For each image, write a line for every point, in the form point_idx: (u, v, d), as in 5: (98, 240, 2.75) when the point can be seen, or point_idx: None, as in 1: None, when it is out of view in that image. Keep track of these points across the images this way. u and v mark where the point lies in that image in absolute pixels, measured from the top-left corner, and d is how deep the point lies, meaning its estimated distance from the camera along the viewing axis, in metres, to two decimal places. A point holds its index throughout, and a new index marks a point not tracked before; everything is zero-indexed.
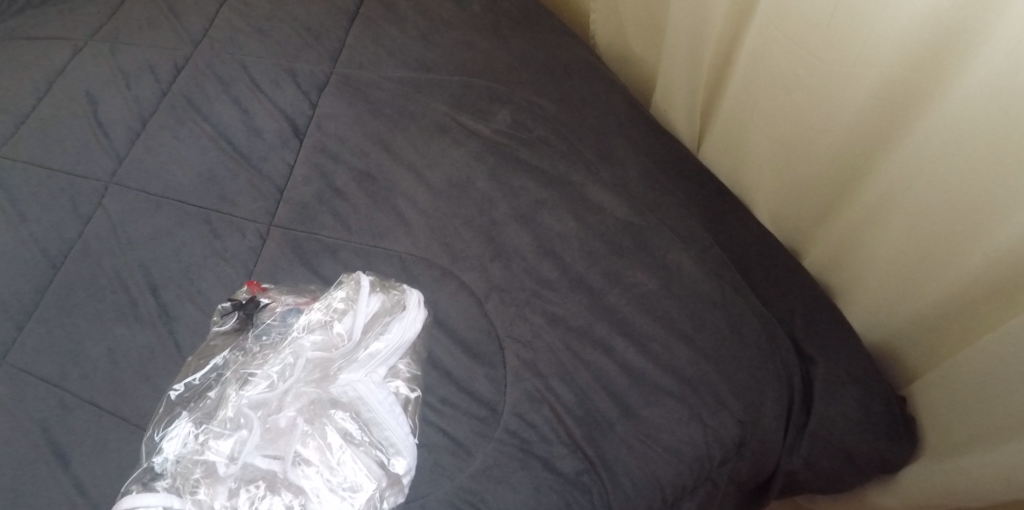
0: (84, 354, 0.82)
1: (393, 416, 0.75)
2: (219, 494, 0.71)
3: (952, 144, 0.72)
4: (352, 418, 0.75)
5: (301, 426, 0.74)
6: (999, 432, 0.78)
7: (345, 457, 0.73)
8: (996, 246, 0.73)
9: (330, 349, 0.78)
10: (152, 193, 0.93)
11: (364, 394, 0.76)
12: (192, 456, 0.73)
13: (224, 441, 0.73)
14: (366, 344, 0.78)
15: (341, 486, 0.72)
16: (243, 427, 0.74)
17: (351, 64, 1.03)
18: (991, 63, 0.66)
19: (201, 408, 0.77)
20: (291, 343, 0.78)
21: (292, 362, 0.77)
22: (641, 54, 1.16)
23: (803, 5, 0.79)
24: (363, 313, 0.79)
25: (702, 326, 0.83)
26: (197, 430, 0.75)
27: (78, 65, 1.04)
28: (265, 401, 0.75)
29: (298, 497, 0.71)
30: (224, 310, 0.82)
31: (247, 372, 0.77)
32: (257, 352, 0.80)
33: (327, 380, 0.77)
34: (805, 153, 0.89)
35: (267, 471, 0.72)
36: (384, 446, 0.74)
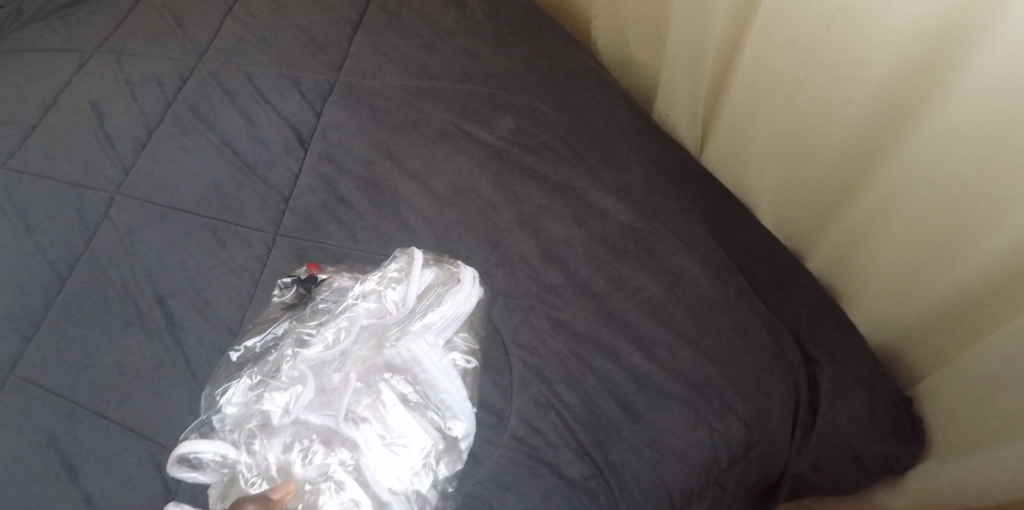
0: (91, 365, 0.83)
1: (448, 379, 0.76)
2: (275, 446, 0.73)
3: (954, 144, 0.72)
4: (406, 378, 0.78)
5: (354, 383, 0.77)
6: (1007, 431, 0.78)
7: (401, 413, 0.75)
8: (1000, 246, 0.73)
9: (383, 317, 0.81)
10: (158, 203, 0.93)
11: (419, 356, 0.78)
12: (250, 407, 0.76)
13: (280, 394, 0.76)
14: (422, 312, 0.81)
15: (395, 441, 0.74)
16: (299, 383, 0.77)
17: (354, 73, 1.03)
18: (991, 65, 0.66)
19: (259, 367, 0.79)
20: (347, 307, 0.81)
21: (347, 326, 0.80)
22: (641, 59, 1.16)
23: (802, 10, 0.79)
24: (417, 282, 0.82)
25: (707, 330, 0.83)
26: (253, 385, 0.78)
27: (84, 77, 1.05)
28: (321, 360, 0.79)
29: (353, 451, 0.73)
30: (284, 284, 0.84)
31: (304, 335, 0.81)
32: (313, 317, 0.82)
33: (381, 345, 0.80)
34: (806, 156, 0.89)
35: (322, 425, 0.75)
36: (440, 409, 0.76)
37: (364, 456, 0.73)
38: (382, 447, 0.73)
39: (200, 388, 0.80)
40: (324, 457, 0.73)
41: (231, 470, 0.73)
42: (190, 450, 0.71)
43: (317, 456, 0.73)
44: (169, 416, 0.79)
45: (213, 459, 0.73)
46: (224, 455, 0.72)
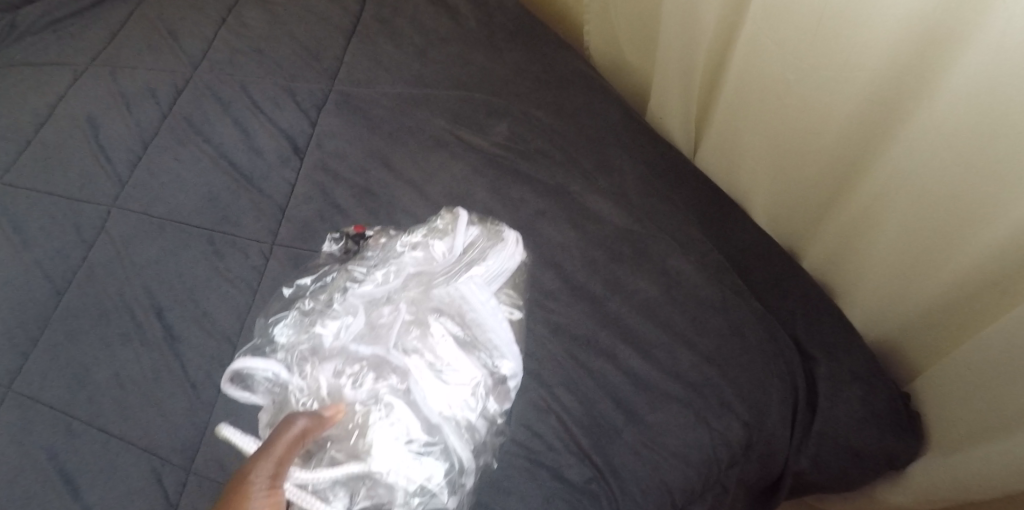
0: (91, 378, 0.83)
1: (495, 320, 0.79)
2: (326, 370, 0.77)
3: (944, 142, 0.73)
4: (455, 318, 0.80)
5: (403, 317, 0.80)
6: (1004, 422, 0.79)
7: (450, 346, 0.78)
8: (992, 240, 0.74)
9: (429, 264, 0.85)
10: (155, 215, 0.93)
11: (464, 297, 0.80)
12: (303, 334, 0.81)
13: (332, 323, 0.81)
14: (468, 258, 0.83)
15: (444, 371, 0.76)
16: (350, 315, 0.81)
17: (349, 82, 1.04)
18: (976, 64, 0.67)
19: (307, 302, 0.84)
20: (395, 254, 0.85)
21: (394, 270, 0.84)
22: (634, 63, 1.17)
23: (792, 12, 0.80)
24: (462, 236, 0.85)
25: (704, 330, 0.84)
26: (305, 317, 0.82)
27: (79, 90, 1.05)
28: (373, 297, 0.83)
29: (403, 378, 0.76)
30: (334, 239, 0.89)
31: (354, 277, 0.85)
32: (360, 261, 0.86)
33: (428, 289, 0.82)
34: (799, 155, 0.90)
35: (373, 354, 0.77)
36: (488, 349, 0.78)
37: (413, 382, 0.75)
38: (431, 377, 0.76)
39: (200, 400, 0.80)
40: (375, 382, 0.75)
41: (283, 390, 0.76)
42: (248, 366, 0.76)
43: (367, 381, 0.75)
44: (170, 429, 0.79)
45: (266, 378, 0.77)
46: (279, 374, 0.76)
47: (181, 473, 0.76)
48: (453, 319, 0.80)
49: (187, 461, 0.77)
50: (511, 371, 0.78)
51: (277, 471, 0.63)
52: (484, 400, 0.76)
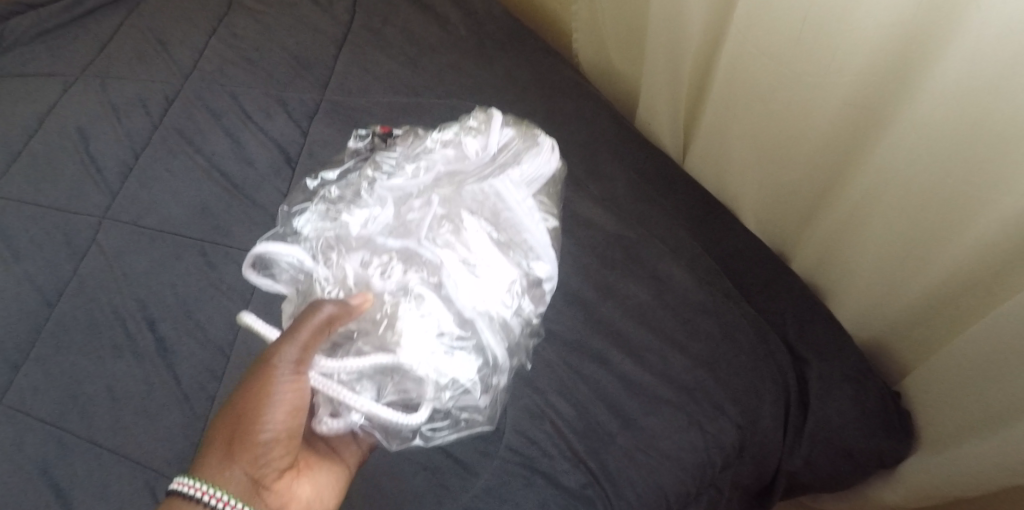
0: (83, 391, 0.82)
1: (531, 219, 0.82)
2: (354, 259, 0.77)
3: (925, 145, 0.74)
4: (490, 216, 0.82)
5: (435, 211, 0.82)
6: (994, 418, 0.80)
7: (481, 240, 0.80)
8: (976, 239, 0.75)
9: (461, 161, 0.88)
10: (146, 226, 0.93)
11: (496, 194, 0.83)
12: (328, 223, 0.81)
13: (359, 212, 0.82)
14: (502, 161, 0.87)
15: (476, 264, 0.78)
16: (379, 205, 0.83)
17: (340, 91, 1.04)
18: (955, 68, 0.68)
19: (330, 196, 0.86)
20: (428, 153, 0.88)
21: (426, 167, 0.86)
22: (622, 71, 1.17)
23: (773, 19, 0.80)
24: (495, 136, 0.89)
25: (696, 334, 0.85)
26: (329, 211, 0.83)
27: (68, 101, 1.04)
28: (404, 189, 0.85)
29: (434, 268, 0.77)
30: (360, 136, 0.96)
31: (385, 172, 0.87)
32: (388, 160, 0.88)
33: (460, 186, 0.85)
34: (786, 159, 0.91)
35: (402, 245, 0.78)
36: (524, 249, 0.82)
37: (446, 276, 0.76)
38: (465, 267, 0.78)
39: (194, 412, 0.80)
40: (404, 273, 0.76)
41: (308, 278, 0.77)
42: (274, 253, 0.76)
43: (396, 272, 0.76)
44: (163, 440, 0.78)
45: (291, 265, 0.77)
46: (303, 262, 0.76)
47: None
48: (485, 218, 0.82)
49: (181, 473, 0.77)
50: (545, 273, 0.82)
51: (301, 362, 0.66)
52: (519, 297, 0.79)
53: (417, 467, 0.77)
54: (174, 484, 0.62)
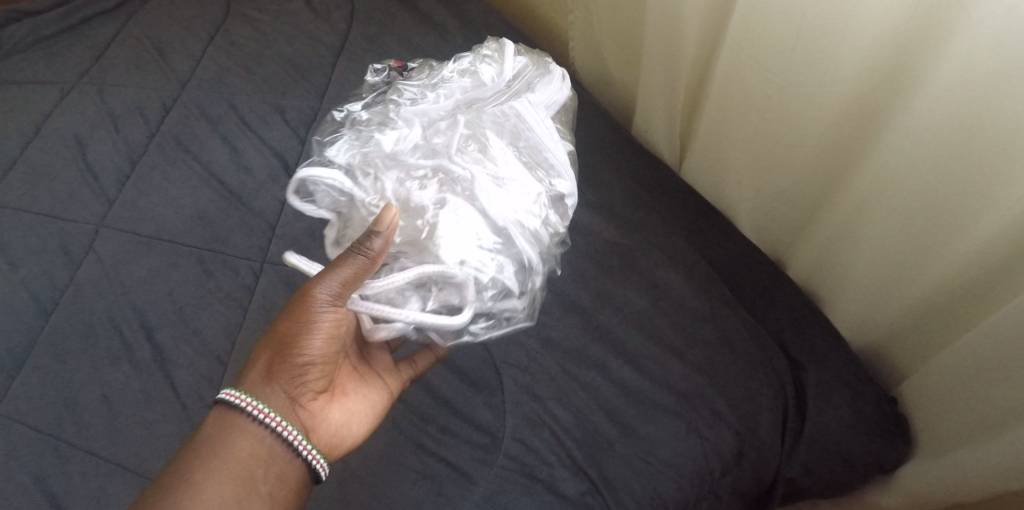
0: (80, 400, 0.82)
1: (552, 139, 0.83)
2: (390, 175, 0.79)
3: (920, 153, 0.75)
4: (511, 134, 0.84)
5: (461, 128, 0.82)
6: (990, 424, 0.80)
7: (508, 158, 0.81)
8: (971, 246, 0.75)
9: (480, 88, 0.88)
10: (143, 234, 0.93)
11: (516, 109, 0.84)
12: (361, 145, 0.82)
13: (389, 133, 0.83)
14: (516, 88, 0.89)
15: (504, 178, 0.79)
16: (407, 126, 0.84)
17: (337, 99, 1.04)
18: (950, 79, 0.68)
19: (360, 121, 0.87)
20: (446, 81, 0.89)
21: (447, 94, 0.87)
22: (618, 79, 1.18)
23: (768, 29, 0.81)
24: (510, 65, 0.90)
25: (694, 341, 0.85)
26: (360, 133, 0.84)
27: (65, 109, 1.04)
28: (428, 112, 0.85)
29: (466, 179, 0.78)
30: (376, 69, 1.01)
31: (408, 99, 0.88)
32: (408, 88, 0.90)
33: (482, 108, 0.86)
34: (781, 166, 0.91)
35: (434, 164, 0.79)
36: (546, 168, 0.83)
37: (477, 188, 0.77)
38: (495, 179, 0.79)
39: (191, 421, 0.80)
40: (438, 189, 0.77)
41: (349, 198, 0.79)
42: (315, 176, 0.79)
43: (430, 186, 0.77)
44: (161, 450, 0.78)
45: (332, 187, 0.80)
46: (343, 185, 0.79)
47: None
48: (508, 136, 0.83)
49: None
50: (567, 189, 0.84)
51: (342, 295, 0.69)
52: (547, 209, 0.81)
53: (416, 476, 0.77)
54: (222, 393, 0.68)
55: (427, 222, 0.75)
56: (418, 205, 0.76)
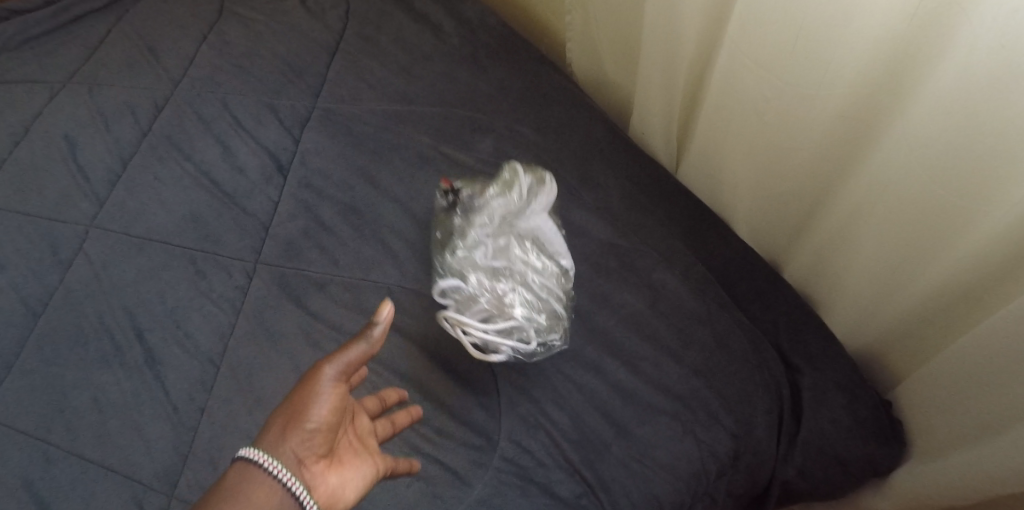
0: (69, 403, 0.81)
1: (557, 241, 0.86)
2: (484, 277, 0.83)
3: (918, 156, 0.75)
4: (531, 246, 0.86)
5: (499, 250, 0.85)
6: (985, 427, 0.80)
7: (540, 253, 0.86)
8: (969, 250, 0.75)
9: (503, 205, 0.88)
10: (134, 235, 0.92)
11: (548, 229, 0.86)
12: (464, 258, 0.85)
13: (474, 251, 0.85)
14: (523, 193, 0.88)
15: (540, 269, 0.85)
16: (481, 246, 0.85)
17: (332, 99, 1.03)
18: (948, 82, 0.68)
19: (446, 249, 0.87)
20: (475, 210, 0.88)
21: (480, 225, 0.87)
22: (615, 79, 1.18)
23: (768, 30, 0.80)
24: (513, 175, 0.89)
25: (690, 343, 0.85)
26: (456, 255, 0.85)
27: (55, 108, 1.03)
28: (480, 241, 0.86)
29: (522, 277, 0.84)
30: (438, 201, 0.92)
31: (460, 227, 0.88)
32: (459, 218, 0.89)
33: (508, 229, 0.87)
34: (779, 169, 0.91)
35: (505, 260, 0.84)
36: (556, 258, 0.86)
37: (523, 279, 0.83)
38: (546, 286, 0.83)
39: (183, 423, 0.79)
40: (498, 286, 0.82)
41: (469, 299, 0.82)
42: (443, 287, 0.82)
43: (507, 277, 0.83)
44: (152, 453, 0.77)
45: (456, 293, 0.82)
46: (461, 288, 0.82)
47: (163, 498, 0.75)
48: (545, 250, 0.86)
49: (169, 486, 0.75)
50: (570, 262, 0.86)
51: (346, 370, 0.68)
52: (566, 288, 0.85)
53: (410, 478, 0.76)
54: (240, 453, 0.63)
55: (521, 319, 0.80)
56: (511, 312, 0.80)
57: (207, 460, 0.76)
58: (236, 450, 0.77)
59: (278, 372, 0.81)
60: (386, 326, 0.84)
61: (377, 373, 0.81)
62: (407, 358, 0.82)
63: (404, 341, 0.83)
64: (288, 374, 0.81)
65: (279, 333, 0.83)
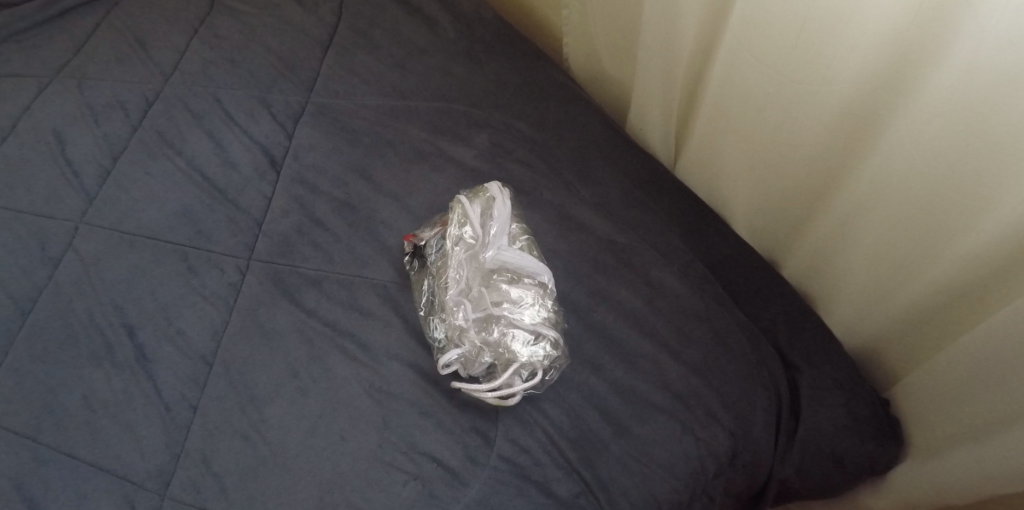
0: (59, 402, 0.79)
1: (522, 257, 0.82)
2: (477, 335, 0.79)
3: (920, 153, 0.74)
4: (511, 281, 0.82)
5: (485, 292, 0.82)
6: (984, 427, 0.80)
7: (518, 282, 0.82)
8: (970, 249, 0.75)
9: (473, 250, 0.84)
10: (125, 231, 0.90)
11: (512, 254, 0.82)
12: (449, 323, 0.81)
13: (457, 312, 0.81)
14: (484, 236, 0.84)
15: (520, 299, 0.81)
16: (462, 304, 0.81)
17: (326, 93, 1.02)
18: (952, 79, 0.68)
19: (436, 308, 0.83)
20: (449, 265, 0.84)
21: (459, 279, 0.83)
22: (612, 74, 1.17)
23: (770, 25, 0.79)
24: (473, 218, 0.85)
25: (689, 340, 0.84)
26: (444, 320, 0.81)
27: (44, 102, 1.01)
28: (463, 294, 0.82)
29: (513, 318, 0.80)
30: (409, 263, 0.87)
31: (441, 283, 0.84)
32: (435, 276, 0.85)
33: (485, 273, 0.83)
34: (779, 166, 0.90)
35: (489, 312, 0.80)
36: (530, 279, 0.82)
37: (511, 318, 0.80)
38: (529, 314, 0.80)
39: (175, 423, 0.77)
40: (491, 336, 0.79)
41: (469, 359, 0.78)
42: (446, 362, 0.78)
43: (498, 329, 0.79)
44: (143, 453, 0.76)
45: (456, 359, 0.78)
46: (461, 356, 0.78)
47: (155, 498, 0.74)
48: (518, 277, 0.83)
49: (161, 486, 0.74)
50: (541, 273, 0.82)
51: None
52: (541, 303, 0.81)
53: (406, 477, 0.74)
54: None
55: (516, 358, 0.77)
56: (507, 361, 0.78)
57: (200, 459, 0.75)
58: (230, 450, 0.76)
59: (272, 370, 0.80)
60: (382, 323, 0.83)
61: (373, 370, 0.80)
62: (404, 355, 0.81)
63: (400, 338, 0.82)
64: (282, 372, 0.80)
65: (273, 330, 0.82)
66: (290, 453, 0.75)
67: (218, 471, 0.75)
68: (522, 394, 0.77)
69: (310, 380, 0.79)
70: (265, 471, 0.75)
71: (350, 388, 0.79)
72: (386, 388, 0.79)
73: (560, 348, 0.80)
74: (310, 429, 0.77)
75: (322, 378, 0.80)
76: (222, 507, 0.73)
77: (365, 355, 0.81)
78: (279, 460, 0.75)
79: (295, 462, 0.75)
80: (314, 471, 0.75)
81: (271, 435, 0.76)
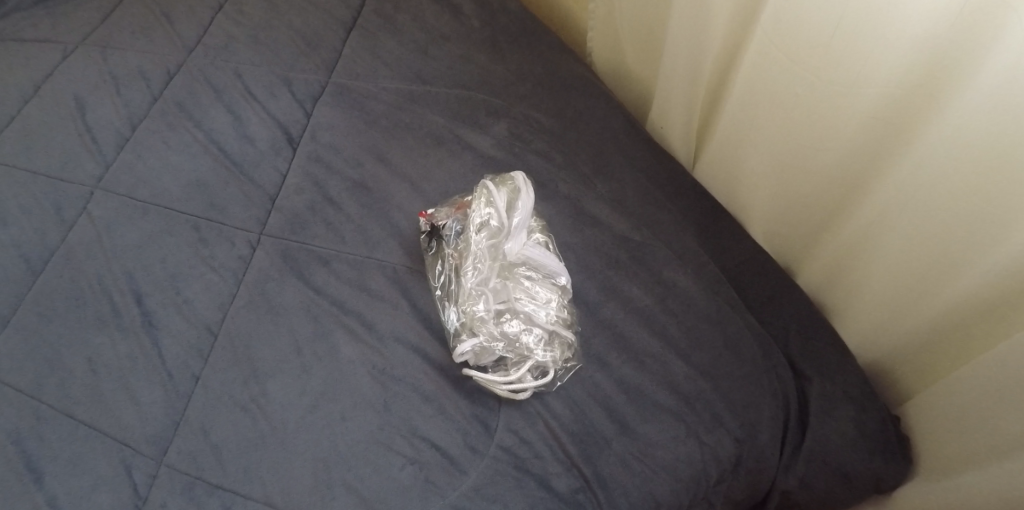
0: (63, 362, 0.79)
1: (546, 258, 0.82)
2: (495, 326, 0.79)
3: (951, 162, 0.72)
4: (531, 278, 0.83)
5: (501, 284, 0.82)
6: (995, 450, 0.77)
7: (536, 280, 0.82)
8: (994, 265, 0.73)
9: (497, 240, 0.83)
10: (139, 198, 0.90)
11: (536, 252, 0.82)
12: (467, 313, 0.80)
13: (475, 303, 0.80)
14: (508, 227, 0.83)
15: (539, 298, 0.81)
16: (482, 294, 0.81)
17: (347, 74, 1.02)
18: (989, 87, 0.66)
19: (452, 295, 0.83)
20: (472, 251, 0.83)
21: (479, 267, 0.82)
22: (638, 71, 1.16)
23: (804, 25, 0.78)
24: (501, 208, 0.84)
25: (699, 342, 0.83)
26: (460, 309, 0.81)
27: (67, 68, 1.01)
28: (484, 284, 0.81)
29: (530, 316, 0.80)
30: (425, 243, 0.86)
31: (460, 269, 0.83)
32: (454, 262, 0.84)
33: (507, 265, 0.83)
34: (802, 170, 0.89)
35: (506, 306, 0.80)
36: (550, 279, 0.83)
37: (529, 316, 0.80)
38: (548, 312, 0.80)
39: (176, 391, 0.77)
40: (508, 328, 0.79)
41: (485, 350, 0.78)
42: (462, 352, 0.77)
43: (513, 325, 0.80)
44: (143, 419, 0.76)
45: (474, 349, 0.77)
46: (478, 347, 0.78)
47: (151, 465, 0.73)
48: (539, 273, 0.83)
49: (158, 453, 0.74)
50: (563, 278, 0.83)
51: None
52: (557, 305, 0.82)
53: (404, 461, 0.74)
54: None
55: (533, 356, 0.78)
56: (523, 357, 0.79)
57: (199, 429, 0.75)
58: (229, 422, 0.75)
59: (277, 346, 0.80)
60: (388, 306, 0.82)
61: (377, 351, 0.80)
62: (409, 338, 0.80)
63: (407, 321, 0.82)
64: (286, 347, 0.80)
65: (279, 306, 0.82)
66: (289, 430, 0.75)
67: (217, 441, 0.74)
68: (532, 391, 0.77)
69: (315, 358, 0.79)
70: (262, 446, 0.74)
71: (352, 369, 0.78)
72: (389, 371, 0.78)
73: (573, 349, 0.80)
74: (310, 406, 0.76)
75: (326, 357, 0.79)
76: (218, 478, 0.73)
77: (370, 335, 0.81)
78: (277, 435, 0.75)
79: (294, 439, 0.74)
80: (312, 449, 0.74)
81: (271, 410, 0.76)
